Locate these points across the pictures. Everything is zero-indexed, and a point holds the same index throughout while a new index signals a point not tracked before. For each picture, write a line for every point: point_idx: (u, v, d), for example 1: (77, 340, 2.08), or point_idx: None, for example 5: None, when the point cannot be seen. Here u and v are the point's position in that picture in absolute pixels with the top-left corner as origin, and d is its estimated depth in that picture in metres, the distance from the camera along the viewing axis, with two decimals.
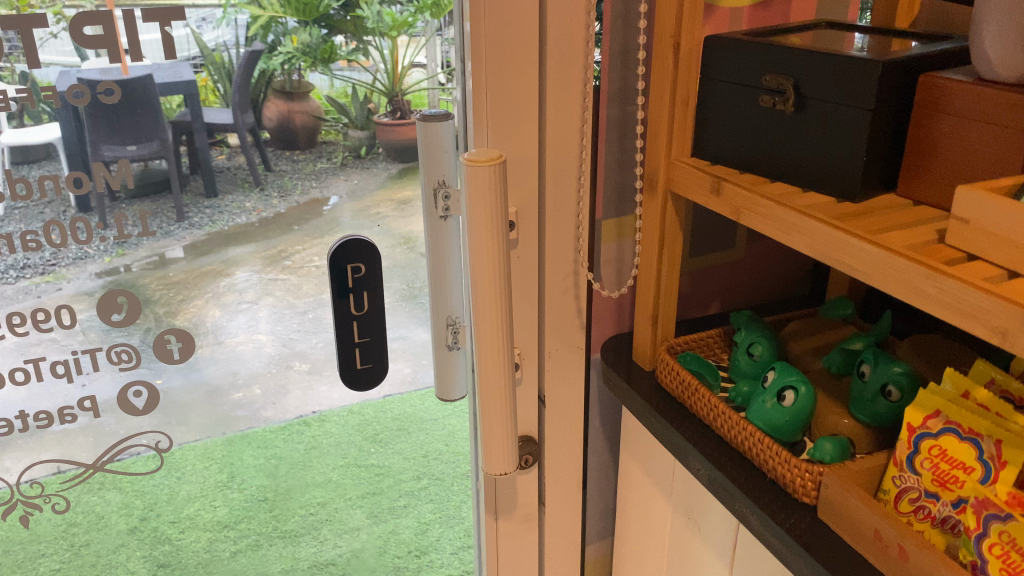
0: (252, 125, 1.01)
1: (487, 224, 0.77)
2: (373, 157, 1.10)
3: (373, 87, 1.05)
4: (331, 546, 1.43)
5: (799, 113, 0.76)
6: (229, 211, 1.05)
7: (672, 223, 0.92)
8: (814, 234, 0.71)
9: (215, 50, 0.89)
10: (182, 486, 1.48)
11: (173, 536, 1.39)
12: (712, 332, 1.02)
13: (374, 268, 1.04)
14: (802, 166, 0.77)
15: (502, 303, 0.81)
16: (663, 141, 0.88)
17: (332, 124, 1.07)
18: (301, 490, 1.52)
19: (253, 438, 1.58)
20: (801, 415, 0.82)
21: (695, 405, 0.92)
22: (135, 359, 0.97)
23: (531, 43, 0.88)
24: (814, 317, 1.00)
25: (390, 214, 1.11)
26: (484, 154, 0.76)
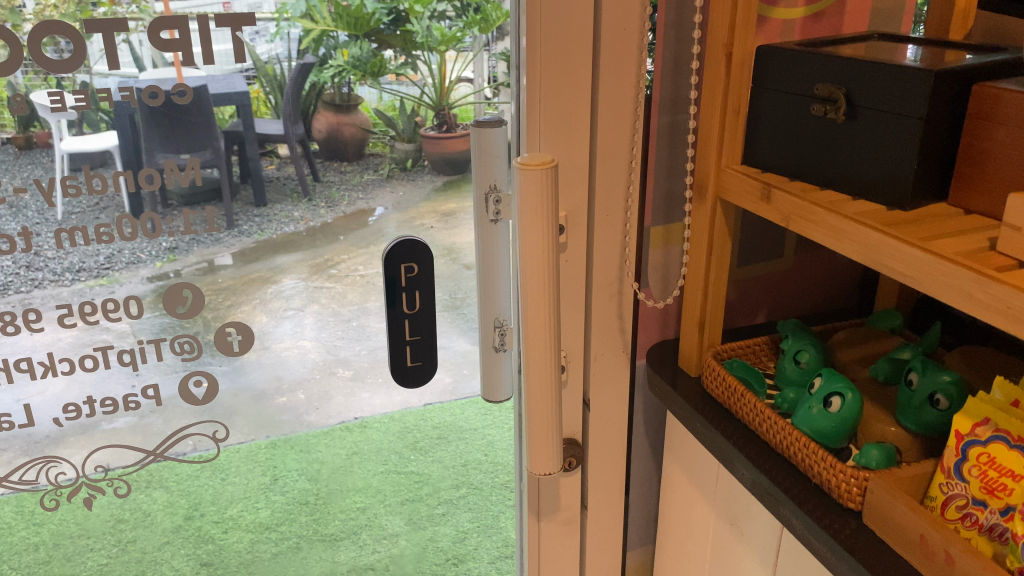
0: (302, 136, 1.02)
1: (537, 227, 0.77)
2: (418, 170, 1.10)
3: (420, 101, 1.05)
4: (370, 552, 1.53)
5: (849, 122, 0.76)
6: (278, 220, 1.07)
7: (721, 229, 0.92)
8: (863, 240, 0.71)
9: (267, 62, 0.92)
10: (226, 487, 1.41)
11: (217, 536, 1.44)
12: (759, 340, 1.02)
13: (427, 272, 1.12)
14: (852, 174, 0.77)
15: (550, 306, 0.82)
16: (713, 147, 0.88)
17: (380, 137, 1.07)
18: (340, 494, 1.51)
19: (296, 442, 1.45)
20: (848, 420, 0.80)
21: (741, 411, 0.91)
22: (197, 350, 1.03)
23: (584, 50, 0.89)
24: (862, 326, 0.99)
25: (434, 225, 1.11)
26: (536, 157, 0.77)
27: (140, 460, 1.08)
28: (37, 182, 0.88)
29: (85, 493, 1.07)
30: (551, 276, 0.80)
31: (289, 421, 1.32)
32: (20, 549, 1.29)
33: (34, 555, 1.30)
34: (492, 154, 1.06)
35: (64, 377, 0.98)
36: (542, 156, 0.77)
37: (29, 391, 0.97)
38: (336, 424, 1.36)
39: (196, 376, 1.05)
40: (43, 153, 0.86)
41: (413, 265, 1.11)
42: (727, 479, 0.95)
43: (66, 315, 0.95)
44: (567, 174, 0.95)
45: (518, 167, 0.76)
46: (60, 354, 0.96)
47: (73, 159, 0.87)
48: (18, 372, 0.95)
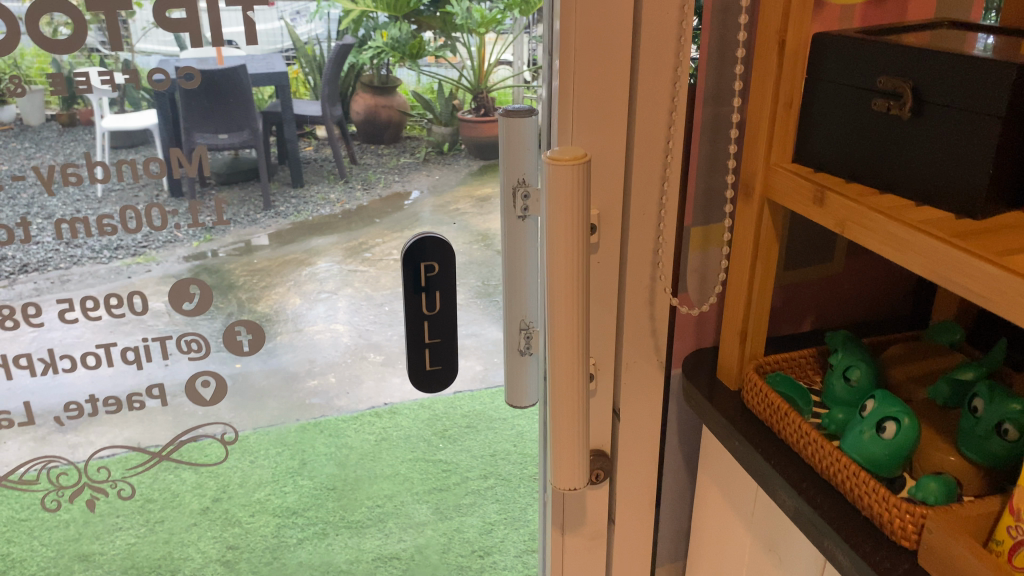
0: (340, 118, 1.02)
1: (566, 225, 0.74)
2: (455, 153, 1.09)
3: (459, 84, 1.04)
4: (395, 540, 1.46)
5: (915, 118, 0.72)
6: (314, 202, 1.07)
7: (767, 232, 0.89)
8: (929, 253, 0.67)
9: (307, 43, 0.93)
10: (255, 470, 1.48)
11: (243, 519, 1.44)
12: (805, 353, 0.99)
13: (449, 269, 1.06)
14: (914, 176, 0.73)
15: (579, 307, 0.79)
16: (762, 144, 0.85)
17: (417, 120, 1.06)
18: (368, 481, 1.52)
19: (325, 427, 1.50)
20: (903, 450, 0.77)
21: (783, 430, 0.88)
22: (205, 348, 1.01)
23: (623, 41, 0.85)
24: (919, 340, 0.95)
25: (468, 211, 1.11)
26: (568, 152, 0.74)
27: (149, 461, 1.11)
28: (37, 169, 0.86)
29: (88, 494, 1.07)
30: (576, 275, 0.77)
31: (319, 405, 1.42)
32: (51, 526, 1.25)
33: (63, 533, 1.26)
34: (523, 146, 0.99)
35: (71, 373, 0.96)
36: (575, 150, 0.74)
37: (29, 390, 0.95)
38: (367, 409, 1.49)
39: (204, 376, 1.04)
40: (85, 130, 0.85)
41: (433, 264, 1.04)
42: (765, 503, 0.92)
43: (67, 311, 0.92)
44: (606, 173, 0.91)
45: (549, 162, 0.73)
46: (60, 350, 0.94)
47: (115, 136, 0.84)
48: (18, 368, 0.94)
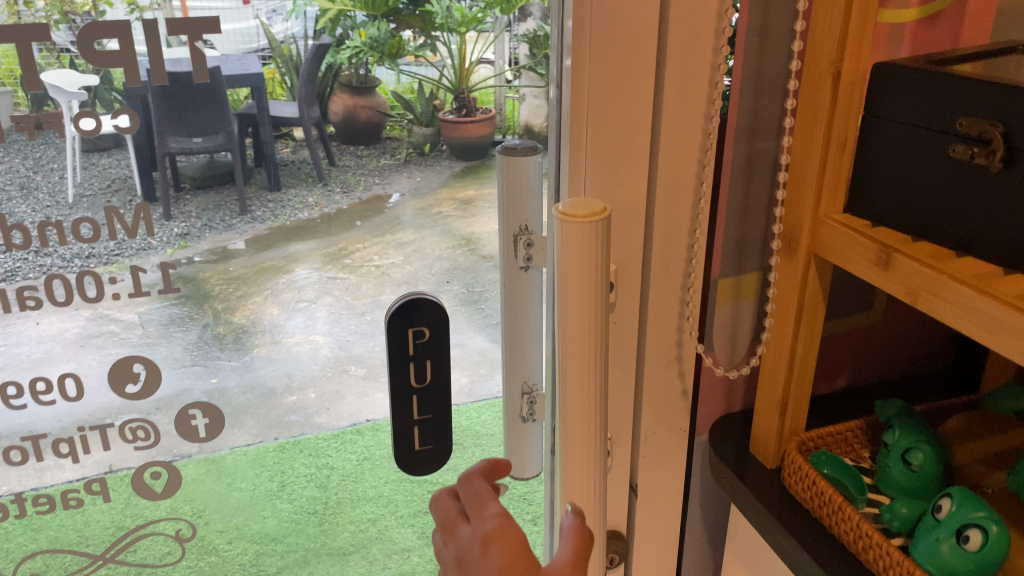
0: (317, 119, 1.12)
1: (583, 281, 0.77)
2: (436, 154, 1.28)
3: (438, 83, 1.20)
4: (379, 567, 1.47)
5: (1006, 169, 0.73)
6: (292, 205, 1.18)
7: (814, 285, 0.92)
8: None
9: (283, 42, 0.99)
10: (232, 493, 1.35)
11: (220, 547, 1.34)
12: (854, 427, 1.04)
13: (441, 332, 1.00)
14: (994, 233, 0.75)
15: (595, 362, 0.80)
16: (810, 192, 0.88)
17: (398, 120, 1.22)
18: (351, 503, 1.47)
19: (304, 445, 1.48)
20: (987, 564, 0.78)
21: (837, 522, 0.90)
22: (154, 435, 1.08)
23: (646, 106, 0.93)
24: (975, 413, 1.03)
25: (452, 213, 1.36)
26: (587, 206, 0.76)
27: (92, 563, 1.22)
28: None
29: None
30: (590, 332, 0.79)
31: (297, 422, 1.46)
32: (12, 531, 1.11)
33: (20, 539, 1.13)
34: (523, 187, 1.04)
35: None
36: (594, 203, 0.76)
37: None
38: (348, 426, 1.49)
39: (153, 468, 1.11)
40: (55, 135, 0.88)
41: (423, 330, 0.99)
42: None
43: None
44: (636, 230, 0.99)
45: (564, 222, 0.75)
46: None
47: (92, 147, 0.90)
48: None
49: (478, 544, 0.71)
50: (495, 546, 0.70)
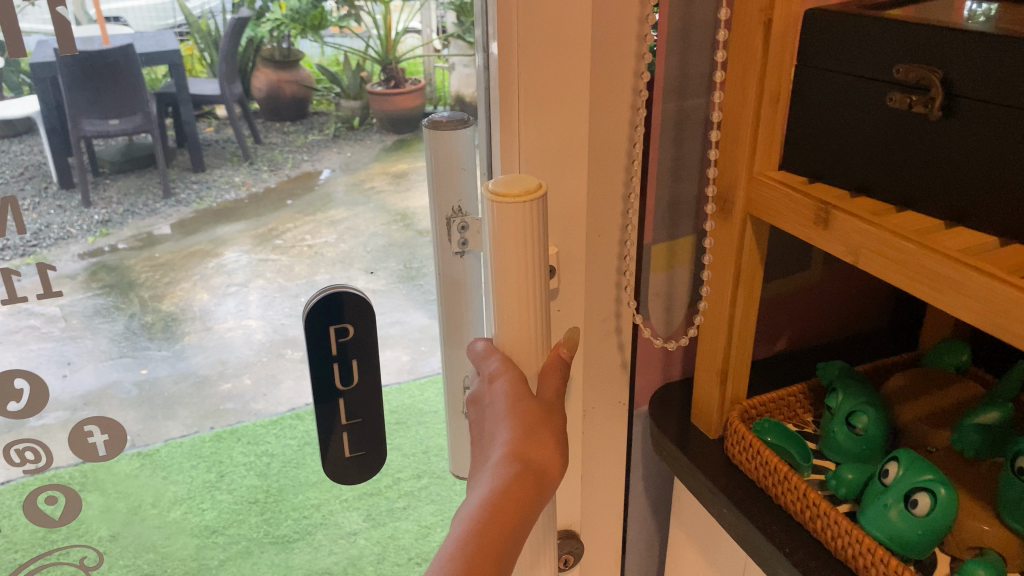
0: (240, 95, 1.63)
1: (520, 264, 0.77)
2: (367, 128, 1.95)
3: (367, 53, 2.12)
4: (326, 553, 1.43)
5: (945, 118, 0.71)
6: (216, 184, 1.64)
7: (751, 248, 0.91)
8: (970, 292, 0.66)
9: (206, 19, 1.40)
10: (168, 486, 1.36)
11: (159, 543, 1.32)
12: (795, 393, 1.04)
13: (364, 332, 1.04)
14: (953, 183, 0.71)
15: (537, 334, 0.82)
16: (745, 154, 0.86)
17: (323, 93, 1.95)
18: (294, 490, 1.43)
19: (242, 433, 1.50)
20: (937, 526, 0.77)
21: (785, 498, 0.89)
22: (44, 459, 0.96)
23: (577, 81, 0.91)
24: (916, 368, 1.02)
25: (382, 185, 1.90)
26: (519, 184, 0.75)
27: None
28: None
29: None
30: (525, 309, 0.80)
31: (234, 410, 1.52)
32: None
33: None
34: (452, 166, 1.03)
35: None
36: (528, 182, 0.75)
37: None
38: (286, 411, 1.54)
39: (47, 491, 1.01)
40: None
41: (344, 330, 1.02)
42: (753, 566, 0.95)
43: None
44: (574, 213, 0.99)
45: (497, 203, 0.74)
46: None
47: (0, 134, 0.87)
48: None
49: (484, 381, 0.82)
50: (500, 380, 0.81)
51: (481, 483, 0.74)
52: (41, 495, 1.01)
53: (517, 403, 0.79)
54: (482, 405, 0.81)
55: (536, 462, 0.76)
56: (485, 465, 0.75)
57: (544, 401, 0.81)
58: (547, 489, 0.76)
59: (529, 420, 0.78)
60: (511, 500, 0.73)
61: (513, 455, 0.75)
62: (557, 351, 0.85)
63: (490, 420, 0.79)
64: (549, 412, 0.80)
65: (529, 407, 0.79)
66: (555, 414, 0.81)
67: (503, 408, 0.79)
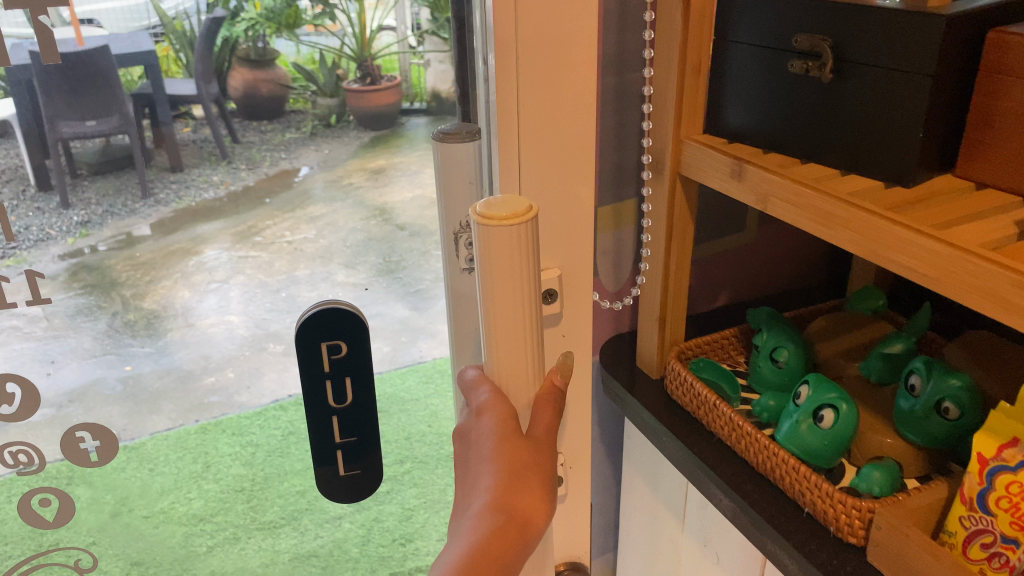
0: (218, 91, 1.78)
1: (515, 297, 0.72)
2: (343, 127, 2.18)
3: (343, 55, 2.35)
4: (312, 537, 1.41)
5: (836, 77, 0.77)
6: (191, 183, 1.64)
7: (683, 202, 0.99)
8: (930, 253, 0.66)
9: (170, 19, 1.30)
10: (155, 478, 1.37)
11: (147, 532, 1.30)
12: (729, 335, 1.13)
13: (355, 352, 0.93)
14: (872, 125, 0.75)
15: (534, 371, 0.77)
16: (672, 119, 0.94)
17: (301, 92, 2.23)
18: (278, 479, 1.44)
19: (228, 425, 1.56)
20: (841, 438, 0.85)
21: (736, 444, 0.96)
22: (39, 459, 0.89)
23: (574, 83, 0.96)
24: (841, 312, 1.10)
25: (359, 183, 2.22)
26: (507, 207, 0.70)
27: None
28: None
29: None
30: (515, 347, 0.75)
31: (219, 403, 1.61)
32: None
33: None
34: (462, 178, 1.02)
35: None
36: (520, 207, 0.70)
37: None
38: (272, 403, 1.60)
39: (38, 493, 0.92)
40: None
41: (336, 348, 0.92)
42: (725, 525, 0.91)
43: None
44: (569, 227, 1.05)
45: (490, 230, 0.69)
46: None
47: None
48: None
49: (472, 414, 0.76)
50: (488, 416, 0.75)
51: (461, 532, 0.68)
52: (34, 498, 0.92)
53: (503, 446, 0.72)
54: (468, 442, 0.75)
55: (521, 513, 0.69)
56: (464, 513, 0.70)
57: (534, 439, 0.75)
58: (532, 539, 0.70)
59: (514, 473, 0.71)
60: (491, 554, 0.66)
61: (494, 505, 0.69)
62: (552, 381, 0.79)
63: (471, 464, 0.73)
64: (537, 454, 0.74)
65: (516, 445, 0.73)
66: (537, 455, 0.74)
67: (487, 446, 0.72)
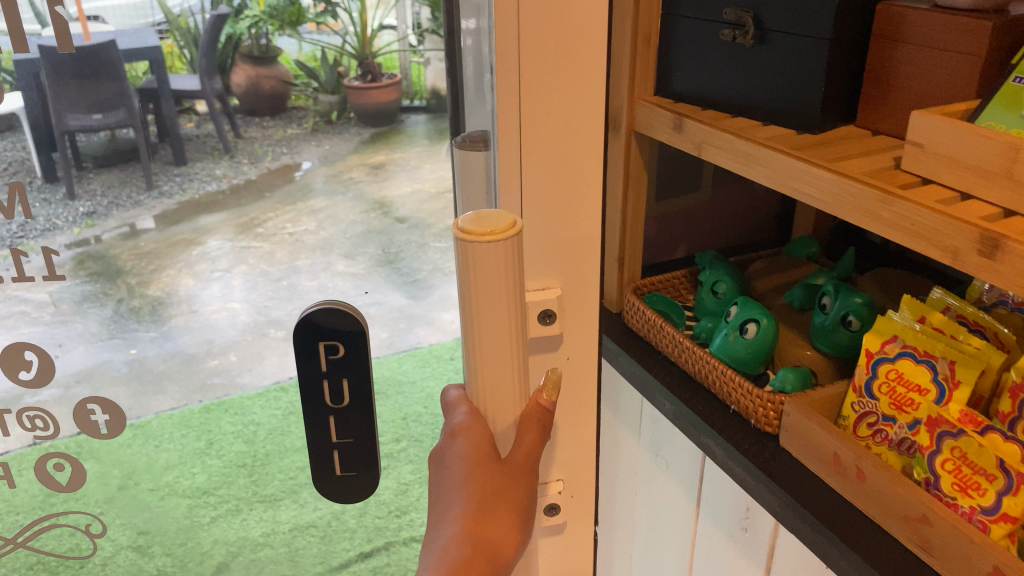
0: (222, 94, 2.18)
1: (499, 318, 0.62)
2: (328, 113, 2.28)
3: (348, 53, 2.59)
4: (310, 509, 1.44)
5: (758, 44, 0.96)
6: (200, 176, 1.69)
7: (637, 159, 1.14)
8: (818, 182, 0.82)
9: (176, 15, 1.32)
10: (159, 454, 1.42)
11: (155, 504, 1.32)
12: (678, 275, 1.27)
13: (358, 356, 0.68)
14: (778, 89, 0.95)
15: (516, 393, 0.67)
16: (628, 82, 1.11)
17: (303, 93, 2.54)
18: (277, 455, 1.53)
19: (230, 405, 1.66)
20: (763, 346, 1.01)
21: (662, 345, 1.13)
22: (54, 427, 0.68)
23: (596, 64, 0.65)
24: (779, 256, 1.22)
25: (363, 179, 2.43)
26: (494, 221, 0.60)
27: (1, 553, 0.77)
28: None
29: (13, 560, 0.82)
30: (491, 371, 0.65)
31: (221, 385, 1.70)
32: None
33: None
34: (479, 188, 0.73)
35: None
36: (503, 218, 0.61)
37: None
38: (272, 385, 1.65)
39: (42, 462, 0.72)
40: None
41: (334, 348, 0.68)
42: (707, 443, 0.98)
43: None
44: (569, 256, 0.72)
45: (473, 247, 0.59)
46: None
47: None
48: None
49: (445, 436, 0.67)
50: (462, 438, 0.65)
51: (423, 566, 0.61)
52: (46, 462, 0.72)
53: (472, 471, 0.64)
54: (440, 467, 0.65)
55: (491, 543, 0.62)
56: (431, 544, 0.61)
57: (511, 465, 0.65)
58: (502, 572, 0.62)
59: (487, 503, 0.63)
60: None
61: (458, 539, 0.61)
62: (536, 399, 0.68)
63: (436, 490, 0.65)
64: (513, 480, 0.65)
65: (492, 473, 0.64)
66: (512, 484, 0.65)
67: (455, 470, 0.64)
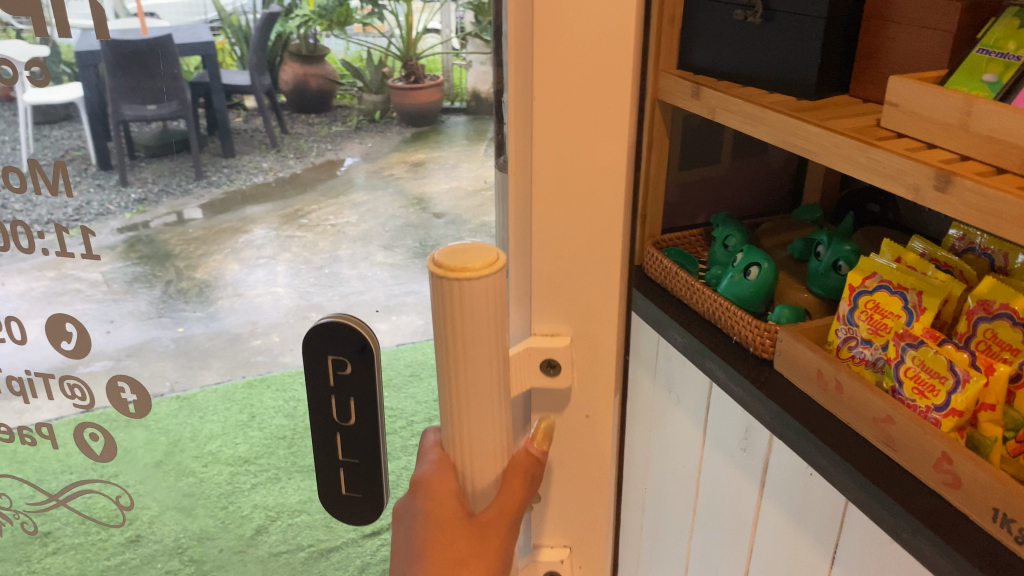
0: None
1: (480, 377, 0.43)
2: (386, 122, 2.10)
3: (385, 53, 2.48)
4: None
5: (764, 24, 0.88)
6: (244, 170, 1.65)
7: (661, 129, 1.03)
8: (810, 137, 0.76)
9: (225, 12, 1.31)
10: (204, 424, 1.56)
11: (197, 469, 1.44)
12: (695, 231, 1.12)
13: (371, 370, 0.56)
14: (779, 64, 0.88)
15: (500, 446, 0.45)
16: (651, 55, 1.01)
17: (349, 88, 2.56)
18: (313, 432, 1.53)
19: (272, 381, 1.69)
20: (764, 287, 0.91)
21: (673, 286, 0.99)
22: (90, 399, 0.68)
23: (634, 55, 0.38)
24: (787, 220, 1.07)
25: (402, 174, 2.21)
26: (476, 256, 0.41)
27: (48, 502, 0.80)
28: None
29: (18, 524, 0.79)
30: (471, 434, 0.44)
31: (263, 362, 1.74)
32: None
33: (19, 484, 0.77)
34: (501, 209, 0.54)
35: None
36: (485, 250, 0.41)
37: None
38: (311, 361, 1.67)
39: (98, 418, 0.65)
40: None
41: (345, 361, 0.55)
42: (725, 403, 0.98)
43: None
44: (590, 320, 0.45)
45: (453, 288, 0.40)
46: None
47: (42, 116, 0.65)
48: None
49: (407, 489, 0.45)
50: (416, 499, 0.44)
51: None
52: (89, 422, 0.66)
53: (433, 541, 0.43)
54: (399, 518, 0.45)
55: None
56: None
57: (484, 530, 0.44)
58: None
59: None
60: None
61: None
62: (525, 449, 0.46)
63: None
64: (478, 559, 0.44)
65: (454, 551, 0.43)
66: (490, 565, 0.44)
67: (412, 534, 0.44)
